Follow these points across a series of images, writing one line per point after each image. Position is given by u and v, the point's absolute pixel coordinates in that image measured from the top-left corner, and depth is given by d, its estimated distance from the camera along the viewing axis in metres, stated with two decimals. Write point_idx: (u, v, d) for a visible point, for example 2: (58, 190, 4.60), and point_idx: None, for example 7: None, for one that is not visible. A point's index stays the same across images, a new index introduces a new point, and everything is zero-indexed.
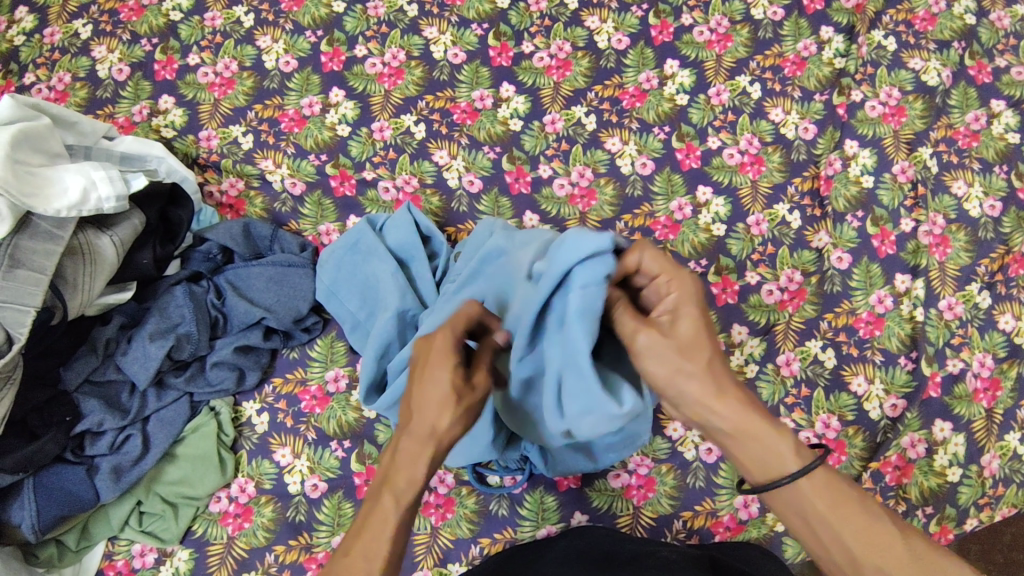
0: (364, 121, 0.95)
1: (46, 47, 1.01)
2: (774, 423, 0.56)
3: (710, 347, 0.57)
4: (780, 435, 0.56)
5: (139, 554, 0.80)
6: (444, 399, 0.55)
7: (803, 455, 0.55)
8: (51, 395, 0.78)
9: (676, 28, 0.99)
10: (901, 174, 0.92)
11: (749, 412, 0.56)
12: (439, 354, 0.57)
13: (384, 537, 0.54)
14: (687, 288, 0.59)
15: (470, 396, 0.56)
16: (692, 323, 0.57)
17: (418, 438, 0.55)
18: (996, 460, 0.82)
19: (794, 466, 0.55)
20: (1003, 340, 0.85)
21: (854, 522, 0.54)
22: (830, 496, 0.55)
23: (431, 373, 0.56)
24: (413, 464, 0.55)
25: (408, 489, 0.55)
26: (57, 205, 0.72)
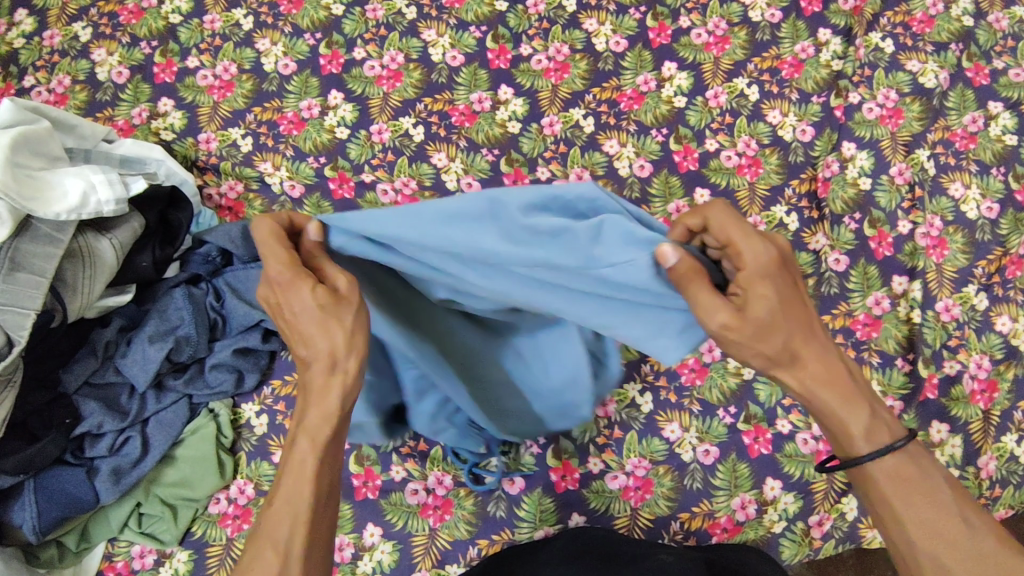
0: (363, 124, 0.96)
1: (46, 50, 1.01)
2: (854, 396, 0.58)
3: (788, 322, 0.56)
4: (852, 411, 0.57)
5: (138, 555, 0.81)
6: (319, 319, 0.57)
7: (874, 437, 0.57)
8: (51, 397, 0.78)
9: (674, 30, 0.99)
10: (898, 176, 0.92)
11: (821, 389, 0.58)
12: (288, 279, 0.58)
13: (304, 475, 0.57)
14: (758, 259, 0.55)
15: (346, 310, 0.57)
16: (770, 293, 0.55)
17: (318, 369, 0.58)
18: (993, 462, 0.82)
19: (865, 448, 0.57)
20: (1000, 341, 0.86)
21: (922, 509, 0.56)
22: (899, 477, 0.57)
23: (295, 299, 0.58)
24: (321, 398, 0.57)
25: (319, 426, 0.57)
26: (57, 209, 0.72)
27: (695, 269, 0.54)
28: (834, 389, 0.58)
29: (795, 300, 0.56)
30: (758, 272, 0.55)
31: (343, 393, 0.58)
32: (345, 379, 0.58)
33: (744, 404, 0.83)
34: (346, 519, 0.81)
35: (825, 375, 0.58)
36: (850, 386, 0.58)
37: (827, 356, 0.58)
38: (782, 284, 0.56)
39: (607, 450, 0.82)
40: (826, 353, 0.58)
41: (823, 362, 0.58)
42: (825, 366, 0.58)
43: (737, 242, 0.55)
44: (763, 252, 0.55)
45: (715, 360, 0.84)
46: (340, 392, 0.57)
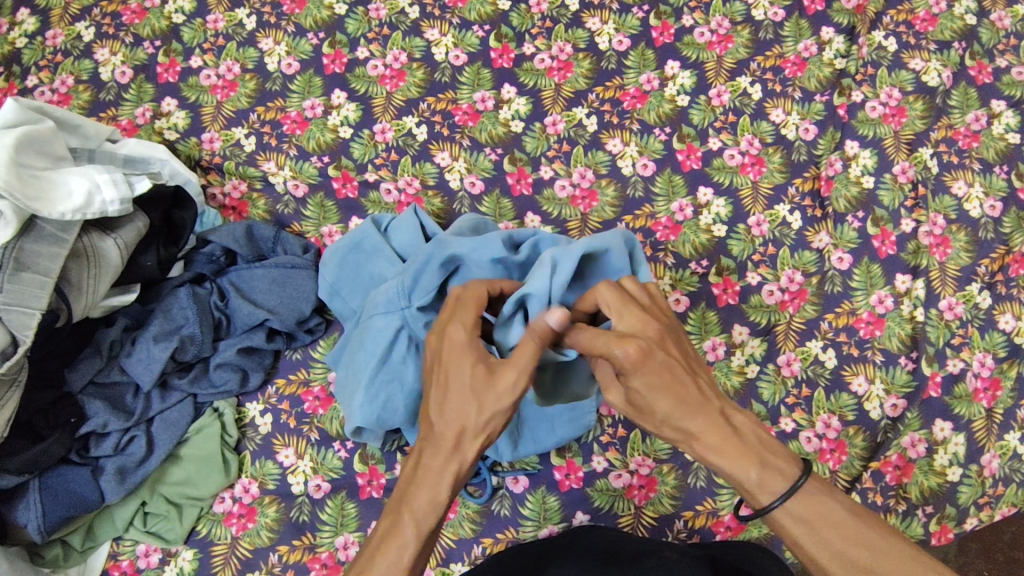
0: (366, 123, 0.96)
1: (49, 50, 1.01)
2: (745, 464, 0.56)
3: (665, 408, 0.57)
4: (747, 470, 0.56)
5: (144, 554, 0.81)
6: (467, 397, 0.58)
7: (769, 488, 0.56)
8: (57, 396, 0.78)
9: (677, 29, 0.99)
10: (902, 175, 0.92)
11: (715, 455, 0.57)
12: (455, 351, 0.60)
13: (403, 559, 0.56)
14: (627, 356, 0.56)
15: (493, 395, 0.57)
16: (641, 384, 0.56)
17: (443, 455, 0.58)
18: (995, 460, 0.82)
19: (768, 499, 0.56)
20: (1003, 340, 0.86)
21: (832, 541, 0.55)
22: (807, 520, 0.56)
23: (451, 372, 0.59)
24: (436, 486, 0.57)
25: (428, 513, 0.57)
26: (62, 208, 0.72)
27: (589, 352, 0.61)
28: (725, 454, 0.57)
29: (677, 384, 0.57)
30: (629, 370, 0.56)
31: (457, 482, 0.58)
32: (461, 467, 0.58)
33: (747, 403, 0.83)
34: (350, 517, 0.81)
35: (716, 444, 0.57)
36: (738, 450, 0.57)
37: (715, 423, 0.57)
38: (656, 374, 0.56)
39: (611, 449, 0.82)
40: (715, 420, 0.57)
41: (711, 430, 0.57)
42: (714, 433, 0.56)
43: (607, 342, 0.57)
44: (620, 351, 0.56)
45: (718, 359, 0.85)
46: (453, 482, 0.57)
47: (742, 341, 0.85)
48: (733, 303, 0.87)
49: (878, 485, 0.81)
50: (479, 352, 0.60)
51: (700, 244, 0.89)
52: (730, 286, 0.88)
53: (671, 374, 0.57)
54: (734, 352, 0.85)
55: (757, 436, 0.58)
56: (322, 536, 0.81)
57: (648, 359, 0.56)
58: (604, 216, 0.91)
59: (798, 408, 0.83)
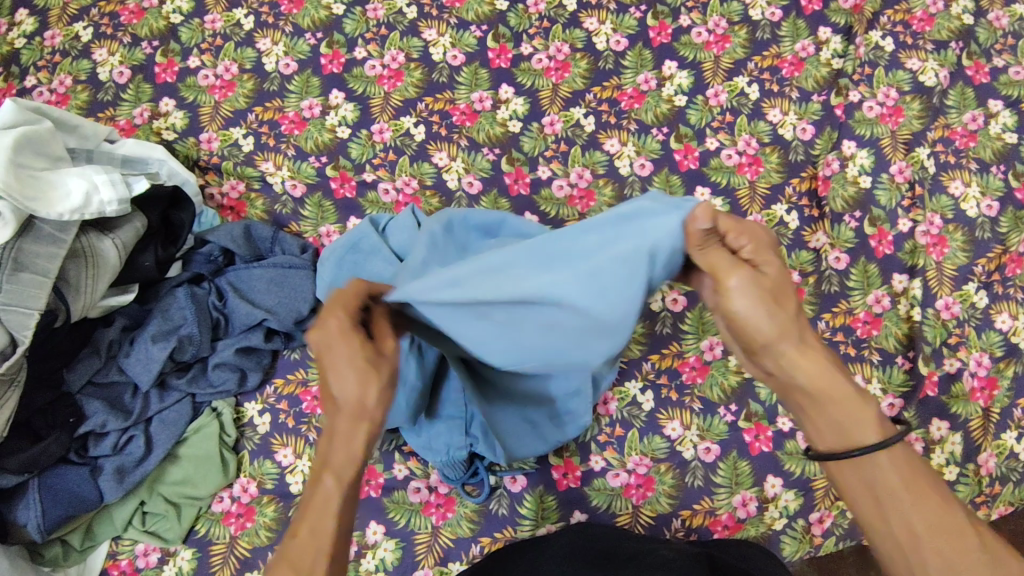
0: (364, 123, 0.96)
1: (47, 50, 1.01)
2: (856, 387, 0.55)
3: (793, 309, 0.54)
4: (864, 402, 0.55)
5: (142, 554, 0.81)
6: (359, 366, 0.55)
7: (884, 427, 0.54)
8: (55, 396, 0.78)
9: (675, 29, 0.99)
10: (899, 174, 0.92)
11: (832, 380, 0.55)
12: (336, 332, 0.56)
13: (329, 514, 0.54)
14: (765, 234, 0.55)
15: (384, 358, 0.56)
16: (774, 266, 0.54)
17: (345, 419, 0.55)
18: (992, 459, 0.82)
19: (875, 437, 0.54)
20: (1000, 339, 0.86)
21: (925, 506, 0.52)
22: (906, 476, 0.53)
23: (335, 346, 0.56)
24: (348, 444, 0.55)
25: (348, 467, 0.55)
26: (60, 209, 0.72)
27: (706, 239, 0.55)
28: (831, 381, 0.55)
29: (795, 282, 0.55)
30: (771, 244, 0.55)
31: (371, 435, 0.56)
32: (372, 426, 0.55)
33: (744, 403, 0.84)
34: None
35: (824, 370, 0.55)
36: (847, 378, 0.56)
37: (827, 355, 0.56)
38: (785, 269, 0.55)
39: (609, 448, 0.82)
40: (826, 350, 0.56)
41: (819, 352, 0.55)
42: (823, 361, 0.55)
43: (732, 222, 0.55)
44: (762, 237, 0.55)
45: (716, 358, 0.85)
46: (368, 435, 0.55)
47: None
48: None
49: None
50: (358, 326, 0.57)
51: None
52: None
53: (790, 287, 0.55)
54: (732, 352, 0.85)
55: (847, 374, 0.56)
56: None
57: (781, 257, 0.56)
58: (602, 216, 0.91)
59: None
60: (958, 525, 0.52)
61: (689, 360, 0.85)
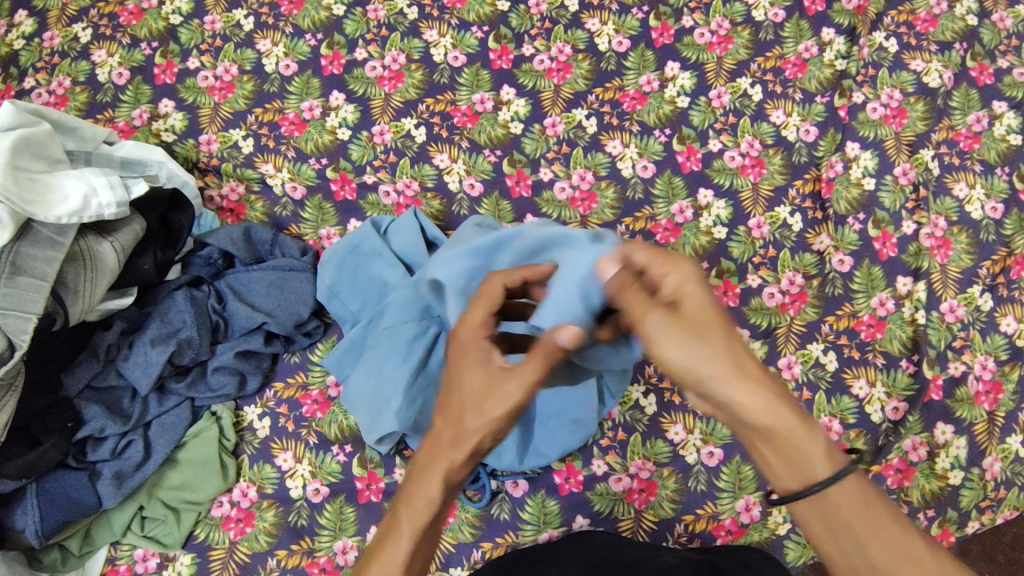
0: (364, 125, 0.95)
1: (46, 51, 1.00)
2: (808, 423, 0.52)
3: (725, 332, 0.53)
4: (809, 434, 0.52)
5: (141, 559, 0.80)
6: (475, 387, 0.55)
7: (835, 461, 0.52)
8: (51, 401, 0.77)
9: (677, 30, 0.99)
10: (902, 176, 0.92)
11: (775, 415, 0.52)
12: (469, 338, 0.59)
13: (398, 555, 0.52)
14: (687, 270, 0.56)
15: (494, 402, 0.54)
16: (695, 301, 0.54)
17: (443, 444, 0.55)
18: (997, 463, 0.82)
19: (825, 473, 0.52)
20: (1005, 342, 0.85)
21: (888, 536, 0.51)
22: (867, 508, 0.51)
23: (463, 358, 0.57)
24: (430, 482, 0.53)
25: (424, 508, 0.53)
26: (57, 212, 0.72)
27: (629, 278, 0.58)
28: (778, 418, 0.52)
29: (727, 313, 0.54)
30: (692, 280, 0.55)
31: (454, 476, 0.54)
32: (457, 460, 0.54)
33: None
34: (349, 522, 0.81)
35: (769, 410, 0.52)
36: (800, 412, 0.53)
37: (776, 390, 0.53)
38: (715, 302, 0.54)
39: (611, 452, 0.82)
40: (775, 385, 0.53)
41: (765, 384, 0.52)
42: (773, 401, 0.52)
43: (656, 260, 0.57)
44: (693, 265, 0.56)
45: None
46: (447, 477, 0.53)
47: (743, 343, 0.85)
48: (733, 306, 0.87)
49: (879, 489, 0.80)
50: (490, 347, 0.58)
51: (700, 246, 0.89)
52: (731, 288, 0.87)
53: (721, 318, 0.54)
54: None
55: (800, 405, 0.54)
56: (321, 541, 0.80)
57: (708, 284, 0.56)
58: (603, 218, 0.90)
59: None
60: (921, 554, 0.51)
61: None
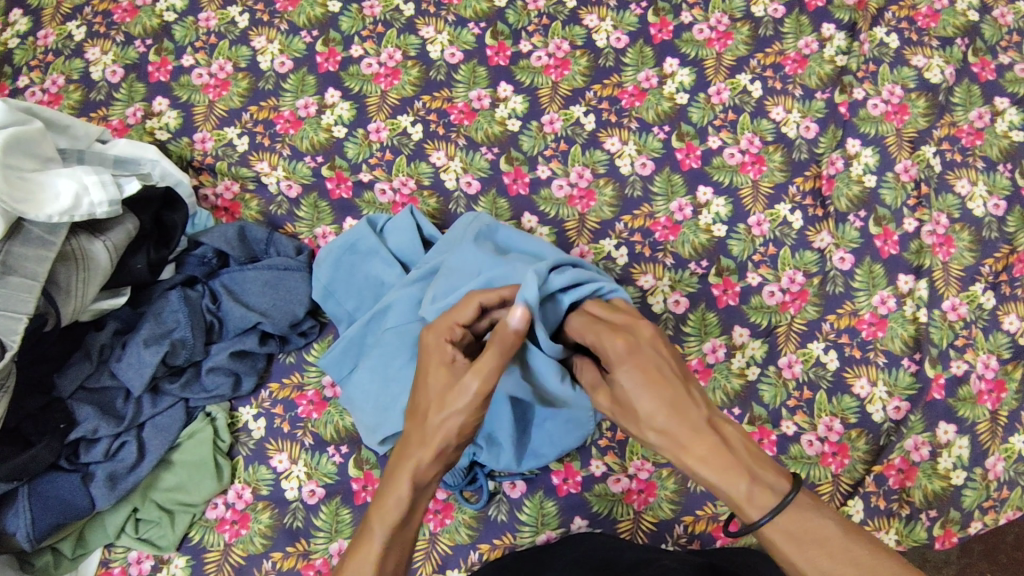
0: (360, 122, 0.94)
1: (40, 49, 1.00)
2: (731, 462, 0.54)
3: (659, 397, 0.57)
4: (734, 476, 0.53)
5: (135, 561, 0.79)
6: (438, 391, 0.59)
7: (757, 500, 0.52)
8: (45, 402, 0.76)
9: (676, 26, 0.98)
10: (904, 173, 0.90)
11: (702, 466, 0.55)
12: (432, 347, 0.63)
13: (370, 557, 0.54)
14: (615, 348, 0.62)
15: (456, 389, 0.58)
16: (629, 381, 0.59)
17: (410, 449, 0.58)
18: (1001, 463, 0.81)
19: (755, 512, 0.53)
20: (1007, 340, 0.84)
21: (825, 561, 0.50)
22: (795, 534, 0.51)
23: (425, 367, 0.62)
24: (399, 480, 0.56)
25: (394, 507, 0.55)
26: (49, 211, 0.71)
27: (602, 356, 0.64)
28: (712, 464, 0.54)
29: (659, 382, 0.58)
30: (618, 361, 0.61)
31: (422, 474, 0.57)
32: (422, 458, 0.57)
33: (748, 406, 0.82)
34: (346, 523, 0.80)
35: (700, 453, 0.55)
36: (727, 456, 0.54)
37: (701, 432, 0.55)
38: (645, 370, 0.59)
39: (610, 452, 0.81)
40: (701, 426, 0.56)
41: (693, 435, 0.55)
42: (698, 441, 0.55)
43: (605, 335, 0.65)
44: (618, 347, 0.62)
45: (718, 361, 0.84)
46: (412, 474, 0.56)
47: (742, 342, 0.84)
48: (733, 304, 0.86)
49: (882, 489, 0.79)
50: (451, 358, 0.62)
51: (699, 244, 0.88)
52: (730, 287, 0.87)
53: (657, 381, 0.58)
54: (735, 354, 0.84)
55: (746, 446, 0.55)
56: (317, 542, 0.79)
57: (647, 364, 0.59)
58: (602, 216, 0.90)
59: (799, 411, 0.82)
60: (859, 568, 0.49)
61: (692, 362, 0.84)
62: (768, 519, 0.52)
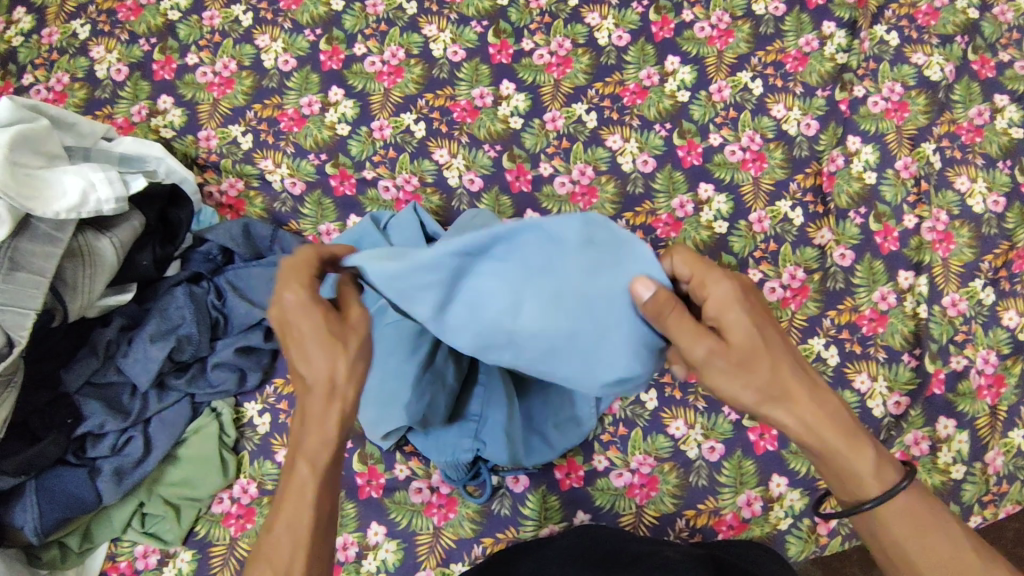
0: (363, 120, 0.95)
1: (45, 48, 1.00)
2: (854, 437, 0.58)
3: (771, 352, 0.57)
4: (857, 451, 0.57)
5: (141, 555, 0.80)
6: (328, 343, 0.56)
7: (884, 475, 0.57)
8: (52, 397, 0.77)
9: (677, 24, 0.98)
10: (904, 170, 0.91)
11: (824, 430, 0.57)
12: (302, 308, 0.57)
13: (306, 505, 0.57)
14: (731, 290, 0.56)
15: (348, 337, 0.57)
16: (744, 329, 0.56)
17: (317, 399, 0.56)
18: (1000, 457, 0.81)
19: (875, 487, 0.57)
20: (1007, 336, 0.85)
21: (932, 543, 0.57)
22: (910, 518, 0.58)
23: (302, 327, 0.57)
24: (321, 426, 0.56)
25: (321, 452, 0.57)
26: (57, 208, 0.71)
27: (669, 300, 0.55)
28: (835, 428, 0.57)
29: (774, 339, 0.57)
30: (729, 303, 0.56)
31: (345, 415, 0.57)
32: (342, 406, 0.57)
33: None
34: (350, 518, 0.80)
35: (819, 419, 0.57)
36: (847, 426, 0.58)
37: (821, 399, 0.58)
38: (756, 318, 0.56)
39: (612, 447, 0.82)
40: (822, 392, 0.58)
41: (816, 400, 0.58)
42: (822, 404, 0.58)
43: (699, 276, 0.57)
44: (728, 285, 0.56)
45: None
46: (337, 418, 0.57)
47: None
48: None
49: None
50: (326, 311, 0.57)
51: (701, 241, 0.89)
52: None
53: (769, 338, 0.57)
54: None
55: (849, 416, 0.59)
56: None
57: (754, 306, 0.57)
58: (604, 213, 0.90)
59: None
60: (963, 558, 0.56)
61: None
62: (893, 494, 0.57)
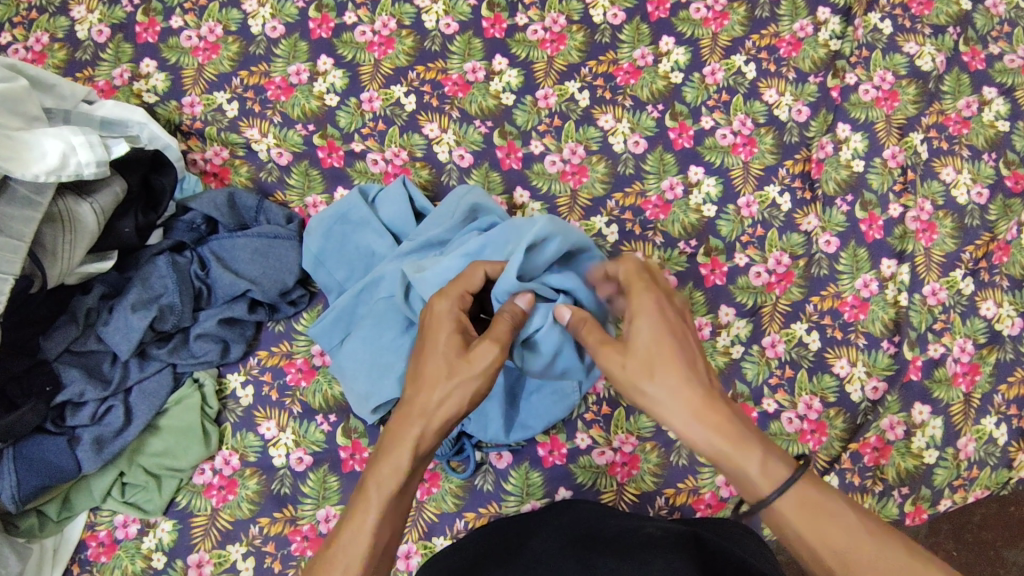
0: (352, 91, 0.93)
1: (23, 5, 0.97)
2: (747, 440, 0.57)
3: (671, 360, 0.59)
4: (745, 454, 0.56)
5: (121, 525, 0.80)
6: (442, 364, 0.60)
7: (770, 472, 0.55)
8: (31, 364, 0.75)
9: (673, 4, 0.97)
10: (891, 159, 0.92)
11: (714, 435, 0.57)
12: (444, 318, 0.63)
13: (367, 527, 0.55)
14: (641, 303, 0.62)
15: (468, 363, 0.60)
16: (643, 331, 0.61)
17: (409, 416, 0.58)
18: (971, 443, 0.83)
19: (763, 487, 0.55)
20: (984, 326, 0.86)
21: (835, 534, 0.52)
22: (805, 508, 0.54)
23: (435, 336, 0.62)
24: (399, 452, 0.57)
25: (393, 477, 0.56)
26: (35, 169, 0.69)
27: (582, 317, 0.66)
28: (725, 433, 0.57)
29: (677, 347, 0.60)
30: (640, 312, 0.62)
31: (422, 443, 0.58)
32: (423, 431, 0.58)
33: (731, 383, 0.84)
34: (332, 491, 0.80)
35: (710, 423, 0.58)
36: (744, 435, 0.57)
37: (724, 409, 0.58)
38: (664, 329, 0.61)
39: (595, 426, 0.82)
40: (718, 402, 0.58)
41: (711, 404, 0.58)
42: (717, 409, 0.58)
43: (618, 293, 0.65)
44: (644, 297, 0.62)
45: (704, 339, 0.85)
46: (412, 448, 0.57)
47: (728, 321, 0.86)
48: (720, 284, 0.87)
49: (856, 466, 0.82)
50: (462, 328, 0.62)
51: (689, 224, 0.89)
52: (718, 267, 0.88)
53: (672, 348, 0.60)
54: (720, 333, 0.85)
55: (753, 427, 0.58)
56: (304, 509, 0.80)
57: (667, 319, 0.62)
58: (594, 193, 0.90)
59: (780, 389, 0.84)
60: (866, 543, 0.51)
61: None
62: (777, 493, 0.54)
